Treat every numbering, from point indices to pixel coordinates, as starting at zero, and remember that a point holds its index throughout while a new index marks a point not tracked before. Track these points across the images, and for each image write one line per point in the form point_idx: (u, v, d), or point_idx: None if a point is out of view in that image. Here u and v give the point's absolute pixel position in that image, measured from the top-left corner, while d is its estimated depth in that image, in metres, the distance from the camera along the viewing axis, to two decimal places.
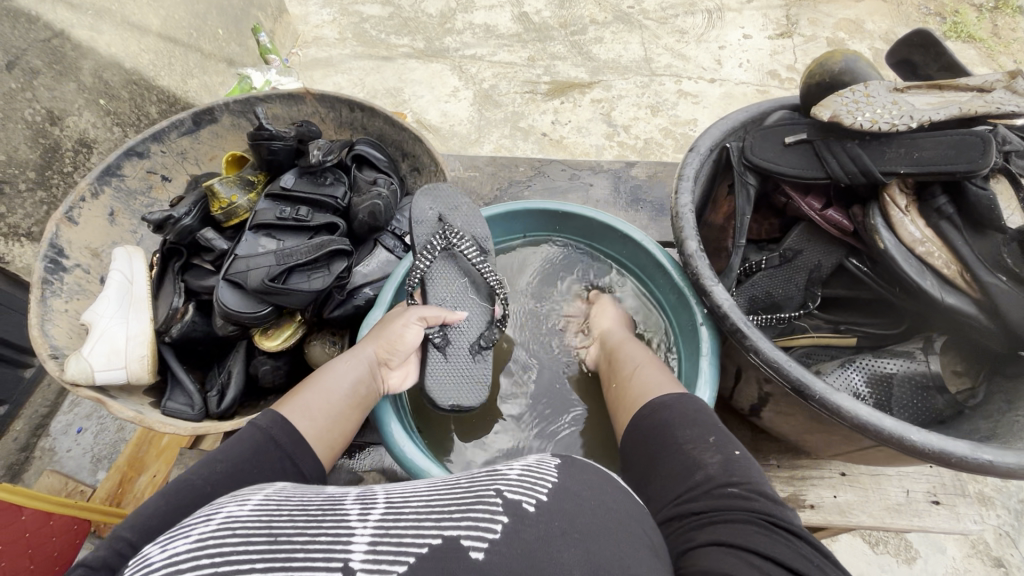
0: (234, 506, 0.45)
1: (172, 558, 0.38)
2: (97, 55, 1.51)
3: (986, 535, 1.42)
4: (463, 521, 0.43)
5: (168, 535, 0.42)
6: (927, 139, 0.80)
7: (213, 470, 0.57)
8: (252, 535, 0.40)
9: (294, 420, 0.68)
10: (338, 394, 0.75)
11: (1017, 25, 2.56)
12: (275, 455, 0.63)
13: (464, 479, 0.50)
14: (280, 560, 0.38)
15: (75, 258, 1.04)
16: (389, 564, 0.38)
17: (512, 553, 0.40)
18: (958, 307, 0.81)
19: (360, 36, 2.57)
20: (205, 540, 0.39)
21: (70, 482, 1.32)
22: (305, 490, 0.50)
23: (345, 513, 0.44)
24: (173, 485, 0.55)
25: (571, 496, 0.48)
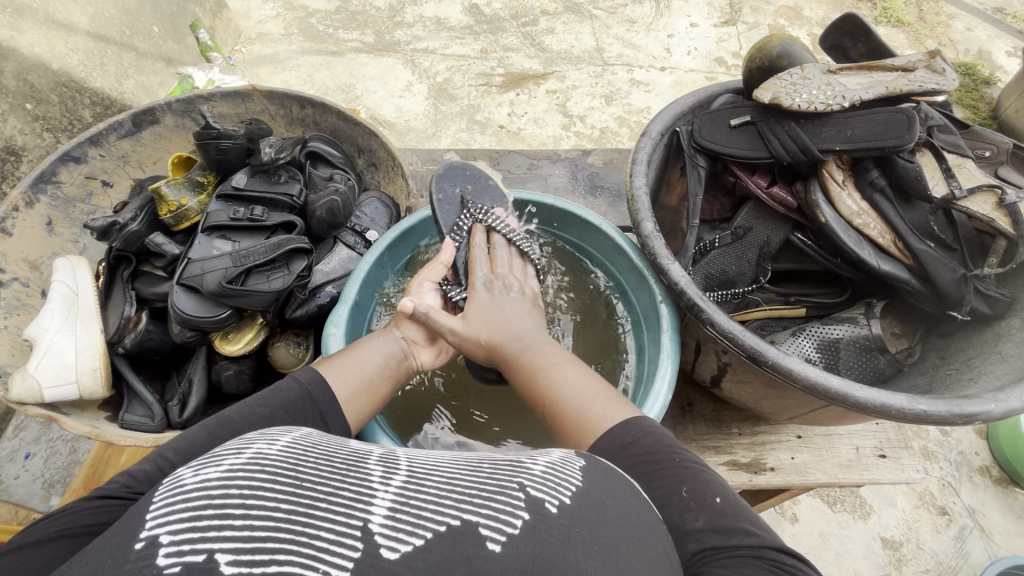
0: (264, 444, 0.48)
1: (204, 484, 0.42)
2: (21, 56, 1.42)
3: (930, 486, 1.53)
4: (484, 509, 0.43)
5: (201, 460, 0.46)
6: (859, 118, 0.85)
7: (255, 412, 0.62)
8: (279, 476, 0.43)
9: (329, 379, 0.70)
10: (371, 364, 0.75)
11: (940, 9, 2.72)
12: (309, 410, 0.66)
13: (487, 461, 0.50)
14: (303, 506, 0.41)
15: (12, 271, 0.98)
16: (405, 535, 0.40)
17: (526, 552, 0.41)
18: (894, 273, 0.88)
19: (306, 31, 2.49)
20: (235, 472, 0.42)
21: (22, 510, 1.25)
22: (331, 439, 0.52)
23: (367, 473, 0.46)
24: (217, 421, 0.60)
25: (593, 500, 0.46)
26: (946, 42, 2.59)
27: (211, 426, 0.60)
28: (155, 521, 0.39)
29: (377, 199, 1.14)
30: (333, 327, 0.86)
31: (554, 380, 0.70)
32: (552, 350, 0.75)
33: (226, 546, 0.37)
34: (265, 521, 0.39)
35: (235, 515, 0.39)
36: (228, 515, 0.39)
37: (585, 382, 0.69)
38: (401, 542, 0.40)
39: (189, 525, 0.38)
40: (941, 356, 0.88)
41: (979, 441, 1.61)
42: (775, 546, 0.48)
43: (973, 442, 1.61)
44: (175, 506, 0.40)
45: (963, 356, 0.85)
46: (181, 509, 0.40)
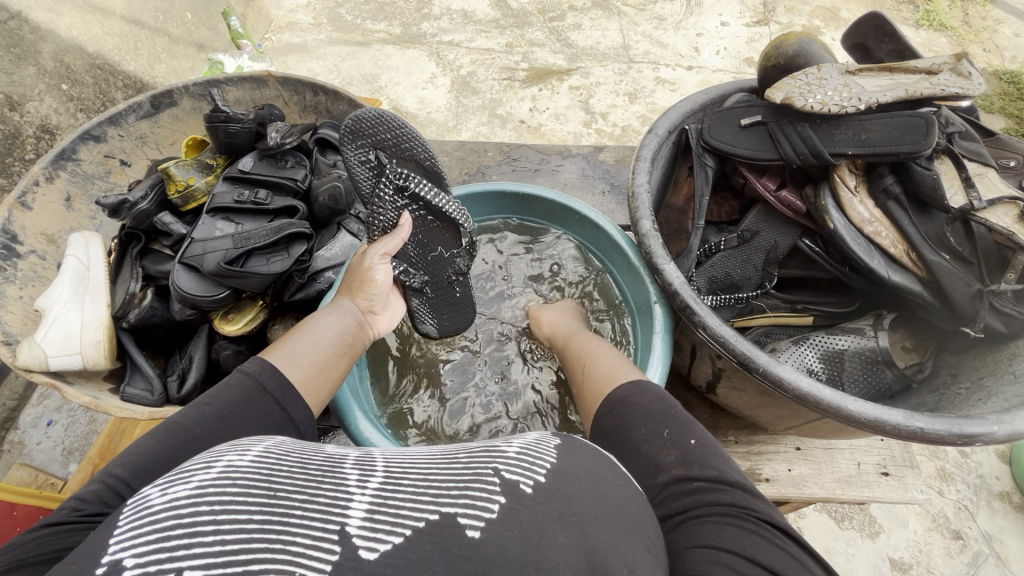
0: (235, 455, 0.44)
1: (172, 502, 0.38)
2: (57, 38, 1.46)
3: (946, 509, 1.47)
4: (460, 499, 0.41)
5: (168, 476, 0.42)
6: (874, 121, 0.82)
7: (202, 412, 0.58)
8: (252, 487, 0.39)
9: (280, 366, 0.67)
10: (323, 342, 0.74)
11: (987, 14, 2.60)
12: (265, 401, 0.62)
13: (462, 452, 0.48)
14: (278, 514, 0.38)
15: (30, 244, 1.02)
16: (384, 534, 0.38)
17: (507, 534, 0.39)
18: (904, 284, 0.85)
19: (335, 21, 2.52)
20: (204, 488, 0.39)
21: (39, 474, 1.31)
22: (305, 445, 0.48)
23: (344, 477, 0.42)
24: (164, 428, 0.56)
25: (570, 476, 0.45)
26: (993, 48, 2.48)
27: (159, 433, 0.56)
28: (118, 545, 0.36)
29: None
30: None
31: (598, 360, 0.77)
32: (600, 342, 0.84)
33: (197, 562, 0.34)
34: (239, 534, 0.36)
35: (205, 532, 0.36)
36: (198, 532, 0.36)
37: (619, 360, 0.75)
38: (380, 541, 0.37)
39: (155, 546, 0.35)
40: (952, 374, 0.84)
41: (1001, 465, 1.54)
42: (754, 492, 0.51)
43: (995, 466, 1.54)
44: (140, 528, 0.36)
45: (975, 374, 0.81)
46: (148, 531, 0.36)
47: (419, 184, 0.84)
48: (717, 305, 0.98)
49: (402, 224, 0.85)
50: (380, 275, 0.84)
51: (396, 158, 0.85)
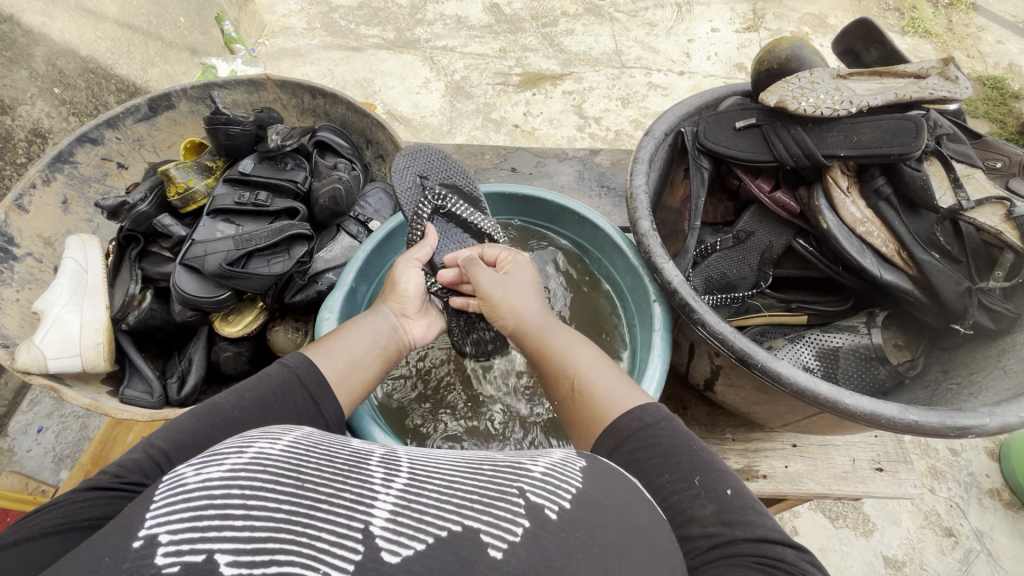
0: (266, 442, 0.44)
1: (205, 483, 0.39)
2: (50, 41, 1.46)
3: (937, 506, 1.49)
4: (484, 515, 0.41)
5: (202, 457, 0.42)
6: (865, 123, 0.84)
7: (243, 398, 0.61)
8: (281, 476, 0.40)
9: (318, 363, 0.69)
10: (358, 343, 0.74)
11: (970, 21, 2.66)
12: (300, 394, 0.64)
13: (487, 463, 0.48)
14: (306, 506, 0.38)
15: (26, 246, 1.02)
16: (407, 539, 0.38)
17: (529, 558, 0.39)
18: (897, 283, 0.87)
19: (329, 26, 2.53)
20: (237, 472, 0.40)
21: (30, 481, 1.29)
22: (331, 438, 0.49)
23: (369, 475, 0.43)
24: (204, 410, 0.59)
25: (593, 501, 0.45)
26: (975, 55, 2.54)
27: (200, 413, 0.58)
28: (154, 520, 0.37)
29: (382, 189, 1.16)
30: (327, 311, 0.88)
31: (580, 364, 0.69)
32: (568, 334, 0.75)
33: (226, 547, 0.35)
34: (267, 521, 0.36)
35: (236, 515, 0.36)
36: (229, 515, 0.36)
37: (609, 372, 0.67)
38: (403, 546, 0.38)
39: (190, 524, 0.36)
40: (943, 369, 0.86)
41: (991, 463, 1.57)
42: (779, 541, 0.47)
43: (984, 464, 1.57)
44: (175, 505, 0.37)
45: (967, 369, 0.83)
46: (181, 509, 0.37)
47: (457, 204, 0.97)
48: (715, 304, 1.00)
49: (429, 233, 0.91)
50: (410, 281, 0.86)
51: (439, 184, 0.98)
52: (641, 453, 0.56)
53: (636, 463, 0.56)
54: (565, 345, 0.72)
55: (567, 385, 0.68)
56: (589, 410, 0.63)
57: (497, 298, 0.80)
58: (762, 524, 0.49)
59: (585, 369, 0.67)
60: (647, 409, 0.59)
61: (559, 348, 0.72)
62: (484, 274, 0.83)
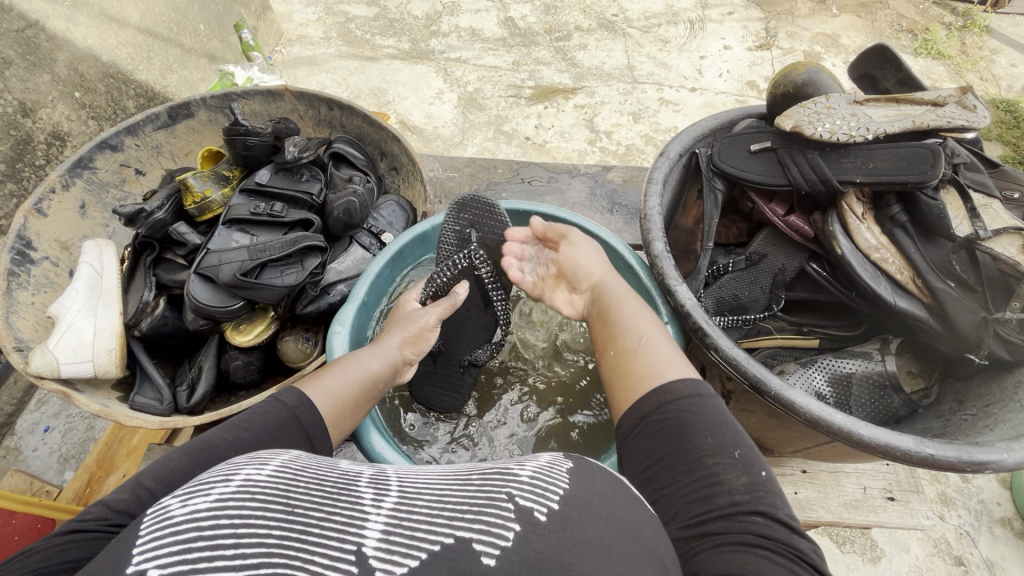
0: (252, 469, 0.44)
1: (193, 515, 0.38)
2: (73, 46, 1.48)
3: (948, 534, 1.46)
4: (475, 523, 0.41)
5: (188, 488, 0.42)
6: (882, 150, 0.84)
7: (238, 437, 0.57)
8: (270, 501, 0.40)
9: (315, 401, 0.67)
10: (358, 378, 0.74)
11: (984, 44, 2.66)
12: (296, 431, 0.62)
13: (475, 472, 0.48)
14: (296, 531, 0.38)
15: (43, 250, 1.03)
16: (400, 557, 0.38)
17: (523, 560, 0.39)
18: (911, 310, 0.86)
19: (345, 35, 2.56)
20: (225, 501, 0.39)
21: (35, 481, 1.30)
22: (319, 460, 0.48)
23: (359, 495, 0.43)
24: (198, 447, 0.55)
25: (583, 501, 0.45)
26: (989, 77, 2.53)
27: (191, 450, 0.55)
28: (141, 556, 0.36)
29: (394, 203, 1.16)
30: (339, 325, 0.88)
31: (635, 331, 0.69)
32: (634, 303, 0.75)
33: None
34: (258, 549, 0.36)
35: (225, 546, 0.36)
36: (219, 545, 0.36)
37: (670, 345, 0.67)
38: (397, 564, 0.38)
39: (179, 557, 0.35)
40: (958, 401, 0.84)
41: (1002, 491, 1.54)
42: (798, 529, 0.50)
43: (996, 492, 1.54)
44: (162, 540, 0.37)
45: (981, 402, 0.81)
46: (170, 543, 0.36)
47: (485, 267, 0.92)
48: (726, 326, 0.99)
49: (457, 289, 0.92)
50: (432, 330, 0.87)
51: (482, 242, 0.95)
52: (683, 417, 0.57)
53: (675, 427, 0.57)
54: (632, 312, 0.73)
55: (622, 345, 0.68)
56: (637, 368, 0.64)
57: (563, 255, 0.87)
58: (785, 508, 0.52)
59: (647, 336, 0.68)
60: (695, 383, 0.59)
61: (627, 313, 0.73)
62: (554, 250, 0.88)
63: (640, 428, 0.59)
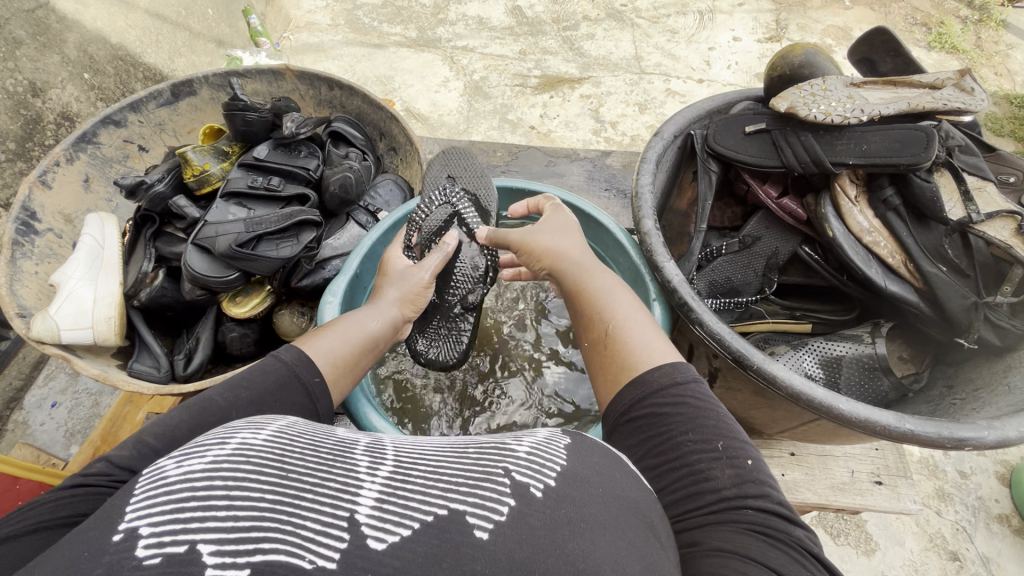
0: (248, 433, 0.44)
1: (187, 476, 0.39)
2: (82, 28, 1.50)
3: (944, 529, 1.46)
4: (470, 496, 0.42)
5: (184, 450, 0.43)
6: (876, 133, 0.83)
7: (238, 397, 0.58)
8: (265, 466, 0.41)
9: (315, 360, 0.67)
10: (358, 336, 0.75)
11: (1000, 39, 2.62)
12: (296, 391, 0.63)
13: (472, 447, 0.48)
14: (289, 496, 0.38)
15: (47, 222, 1.05)
16: (392, 525, 0.38)
17: (516, 535, 0.39)
18: (901, 294, 0.86)
19: (353, 23, 2.57)
20: (219, 462, 0.40)
21: (42, 454, 1.33)
22: (316, 427, 0.49)
23: (354, 463, 0.43)
24: (198, 405, 0.56)
25: (578, 477, 0.46)
26: (1004, 73, 2.50)
27: (191, 409, 0.56)
28: (134, 513, 0.37)
29: (392, 180, 1.17)
30: (331, 295, 0.90)
31: (618, 313, 0.69)
32: (605, 275, 0.76)
33: (209, 536, 0.35)
34: (250, 512, 0.37)
35: (219, 506, 0.36)
36: (211, 506, 0.36)
37: (650, 327, 0.67)
38: (389, 532, 0.38)
39: (171, 516, 0.36)
40: (948, 385, 0.84)
41: (1001, 488, 1.53)
42: (790, 518, 0.50)
43: (994, 489, 1.53)
44: (156, 497, 0.37)
45: (971, 386, 0.81)
46: (163, 501, 0.37)
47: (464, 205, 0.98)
48: (719, 309, 0.99)
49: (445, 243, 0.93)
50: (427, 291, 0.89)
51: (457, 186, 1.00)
52: (666, 409, 0.57)
53: (658, 419, 0.57)
54: (605, 290, 0.73)
55: (599, 332, 0.68)
56: (618, 358, 0.64)
57: (536, 240, 0.84)
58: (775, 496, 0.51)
59: (622, 319, 0.67)
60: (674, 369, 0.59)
61: (599, 290, 0.73)
62: (514, 232, 0.88)
63: (625, 421, 0.59)
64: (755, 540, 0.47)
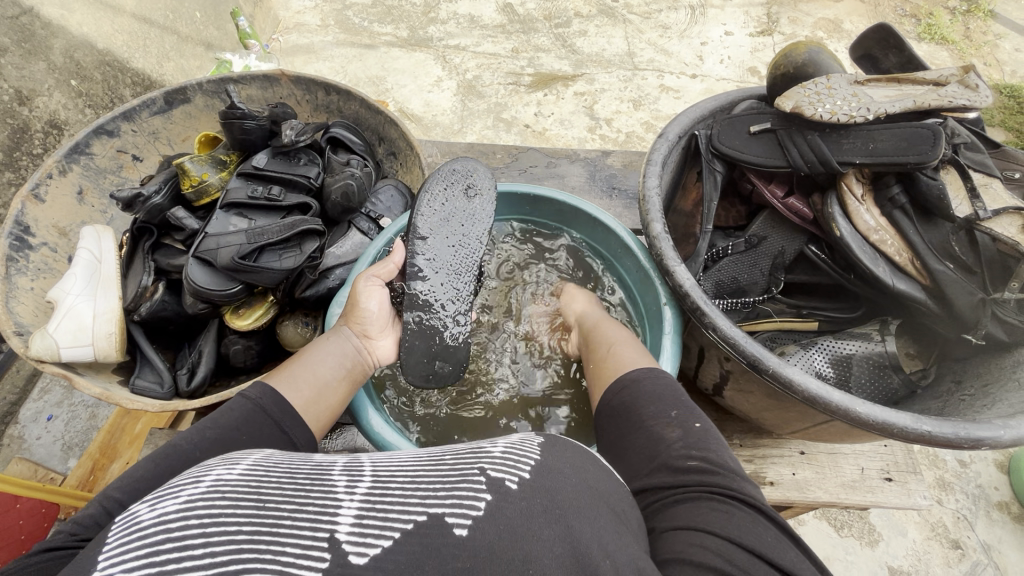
0: (223, 469, 0.43)
1: (161, 517, 0.37)
2: (68, 34, 1.47)
3: (945, 518, 1.47)
4: (448, 499, 0.40)
5: (156, 494, 0.41)
6: (881, 131, 0.83)
7: (204, 437, 0.58)
8: (240, 499, 0.39)
9: (282, 393, 0.67)
10: (322, 368, 0.74)
11: (988, 29, 2.63)
12: (266, 424, 0.62)
13: (448, 454, 0.47)
14: (267, 526, 0.37)
15: (41, 236, 1.03)
16: (373, 537, 0.37)
17: (494, 530, 0.39)
18: (910, 292, 0.86)
19: (343, 23, 2.54)
20: (194, 501, 0.39)
21: (40, 469, 1.31)
22: (293, 456, 0.48)
23: (332, 484, 0.42)
24: (163, 452, 0.56)
25: (554, 470, 0.45)
26: (993, 63, 2.51)
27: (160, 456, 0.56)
28: (107, 561, 0.35)
29: (392, 187, 1.15)
30: (337, 307, 0.90)
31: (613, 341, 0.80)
32: (616, 326, 0.85)
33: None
34: (228, 545, 0.36)
35: (195, 544, 0.35)
36: (188, 545, 0.35)
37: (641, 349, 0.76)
38: (370, 545, 0.37)
39: (145, 560, 0.35)
40: (956, 381, 0.85)
41: (1000, 475, 1.55)
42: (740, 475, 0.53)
43: (993, 476, 1.55)
44: (129, 543, 0.36)
45: (979, 381, 0.82)
46: (137, 546, 0.36)
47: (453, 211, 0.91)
48: (725, 309, 0.99)
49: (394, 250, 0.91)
50: (373, 302, 0.85)
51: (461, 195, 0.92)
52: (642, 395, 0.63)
53: (628, 409, 0.63)
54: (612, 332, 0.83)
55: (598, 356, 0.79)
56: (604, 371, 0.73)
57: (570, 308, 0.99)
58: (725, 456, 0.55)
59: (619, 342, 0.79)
60: (647, 366, 0.68)
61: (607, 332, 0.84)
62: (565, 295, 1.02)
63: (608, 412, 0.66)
64: (708, 511, 0.49)
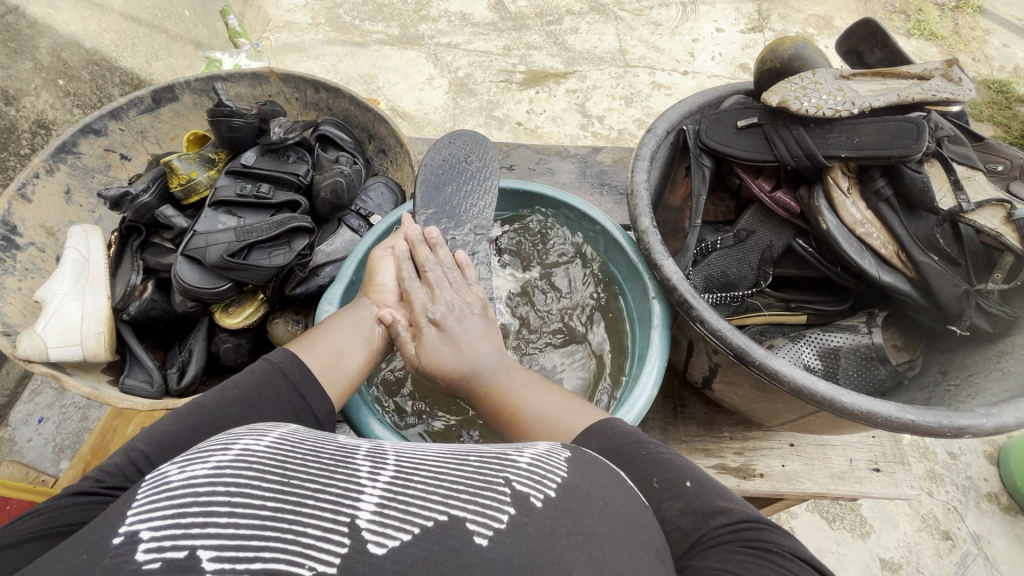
0: (251, 439, 0.43)
1: (190, 481, 0.38)
2: (55, 33, 1.46)
3: (935, 509, 1.49)
4: (470, 504, 0.40)
5: (187, 456, 0.41)
6: (866, 125, 0.84)
7: (226, 397, 0.60)
8: (267, 472, 0.39)
9: (303, 358, 0.69)
10: (341, 336, 0.74)
11: (976, 25, 2.65)
12: (284, 388, 0.64)
13: (473, 454, 0.47)
14: (291, 503, 0.37)
15: (29, 236, 1.02)
16: (393, 530, 0.37)
17: (516, 547, 0.38)
18: (895, 284, 0.87)
19: (333, 21, 2.53)
20: (222, 468, 0.39)
21: (31, 471, 1.30)
22: (318, 434, 0.47)
23: (356, 468, 0.42)
24: (186, 410, 0.58)
25: (579, 489, 0.44)
26: (981, 58, 2.53)
27: (181, 415, 0.58)
28: (136, 517, 0.36)
29: (383, 184, 1.15)
30: (327, 303, 0.89)
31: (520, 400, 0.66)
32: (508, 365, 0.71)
33: (209, 542, 0.34)
34: (251, 518, 0.36)
35: (220, 512, 0.36)
36: (213, 512, 0.36)
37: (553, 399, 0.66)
38: (389, 537, 0.37)
39: (172, 521, 0.35)
40: (942, 371, 0.86)
41: (989, 467, 1.57)
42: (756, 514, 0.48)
43: (982, 468, 1.56)
44: (158, 502, 0.37)
45: (965, 371, 0.83)
46: (165, 506, 0.36)
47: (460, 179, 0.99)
48: (714, 304, 0.99)
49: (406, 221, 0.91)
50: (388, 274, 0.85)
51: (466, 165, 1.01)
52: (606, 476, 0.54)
53: None
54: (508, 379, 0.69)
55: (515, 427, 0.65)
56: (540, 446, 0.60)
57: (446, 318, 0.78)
58: (732, 507, 0.49)
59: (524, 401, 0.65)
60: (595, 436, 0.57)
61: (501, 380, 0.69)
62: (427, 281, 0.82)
63: None
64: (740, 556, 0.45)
